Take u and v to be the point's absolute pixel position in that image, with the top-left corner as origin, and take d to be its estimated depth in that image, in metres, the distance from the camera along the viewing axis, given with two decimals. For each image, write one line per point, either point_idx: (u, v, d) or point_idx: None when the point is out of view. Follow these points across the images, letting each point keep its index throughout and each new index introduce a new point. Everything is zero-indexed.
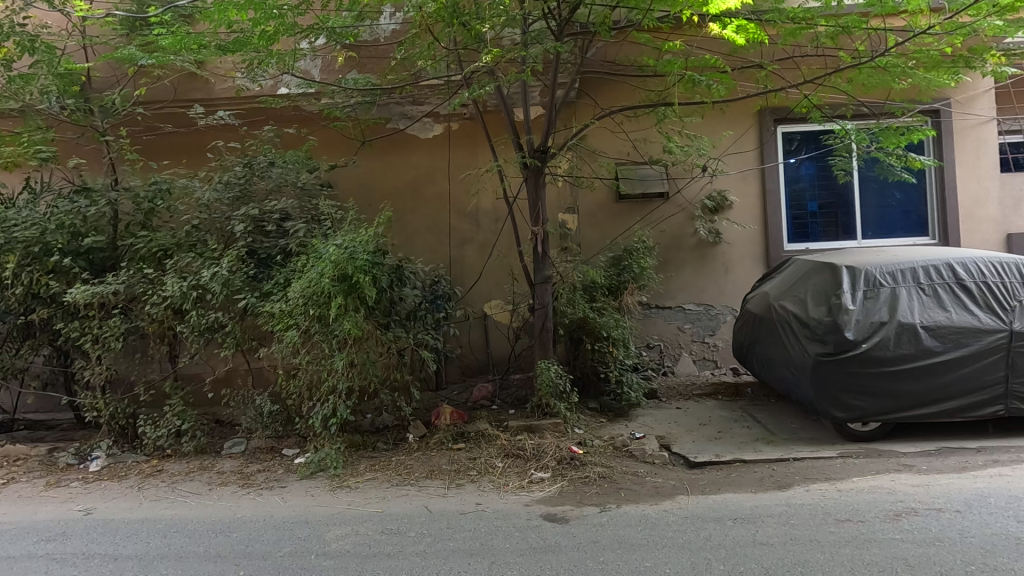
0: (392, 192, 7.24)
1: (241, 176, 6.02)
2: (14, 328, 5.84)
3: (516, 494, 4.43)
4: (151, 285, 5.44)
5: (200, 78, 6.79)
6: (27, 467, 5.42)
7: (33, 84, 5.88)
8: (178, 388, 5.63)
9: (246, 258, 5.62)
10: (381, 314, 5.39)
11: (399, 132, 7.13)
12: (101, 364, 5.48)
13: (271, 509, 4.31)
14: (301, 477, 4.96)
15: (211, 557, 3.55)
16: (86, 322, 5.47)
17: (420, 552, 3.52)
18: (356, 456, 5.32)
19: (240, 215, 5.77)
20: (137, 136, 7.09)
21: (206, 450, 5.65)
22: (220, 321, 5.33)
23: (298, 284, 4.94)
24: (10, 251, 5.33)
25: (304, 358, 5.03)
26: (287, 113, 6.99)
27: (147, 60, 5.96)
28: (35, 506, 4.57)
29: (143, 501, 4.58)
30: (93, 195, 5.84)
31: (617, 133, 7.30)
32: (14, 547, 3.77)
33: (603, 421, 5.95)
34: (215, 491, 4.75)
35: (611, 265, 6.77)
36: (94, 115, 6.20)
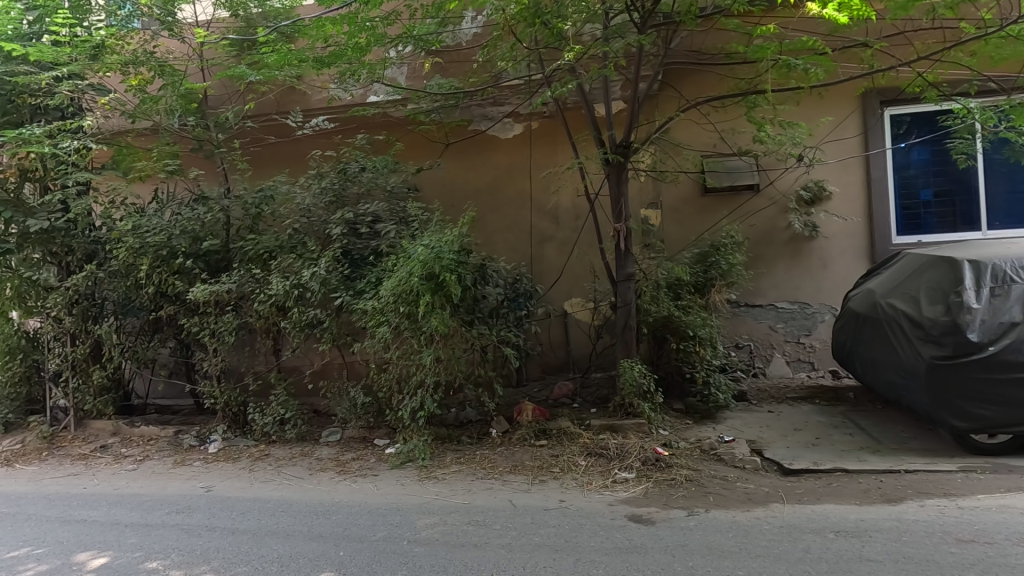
0: (474, 193, 7.41)
1: (335, 181, 6.40)
2: (146, 323, 6.58)
3: (600, 493, 4.40)
4: (258, 284, 5.92)
5: (299, 91, 7.32)
6: (158, 446, 6.09)
7: (160, 104, 6.56)
8: (281, 379, 6.10)
9: (341, 259, 5.97)
10: (465, 311, 5.53)
11: (480, 133, 7.29)
12: (217, 356, 6.07)
13: (366, 496, 4.57)
14: (391, 467, 5.21)
15: (315, 536, 3.82)
16: (205, 318, 6.06)
17: (506, 545, 3.59)
18: (442, 448, 5.53)
19: (336, 218, 6.13)
20: (246, 148, 7.74)
21: (306, 438, 6.08)
22: (319, 317, 5.71)
23: (389, 282, 5.18)
24: (143, 254, 6.02)
25: (394, 353, 5.29)
26: (377, 120, 7.37)
27: (255, 77, 6.51)
28: (166, 481, 5.14)
29: (254, 482, 5.02)
30: (210, 203, 6.46)
31: (703, 125, 7.03)
32: (151, 516, 4.26)
33: (689, 422, 5.78)
34: (315, 476, 5.11)
35: (697, 261, 6.53)
36: (211, 130, 6.86)
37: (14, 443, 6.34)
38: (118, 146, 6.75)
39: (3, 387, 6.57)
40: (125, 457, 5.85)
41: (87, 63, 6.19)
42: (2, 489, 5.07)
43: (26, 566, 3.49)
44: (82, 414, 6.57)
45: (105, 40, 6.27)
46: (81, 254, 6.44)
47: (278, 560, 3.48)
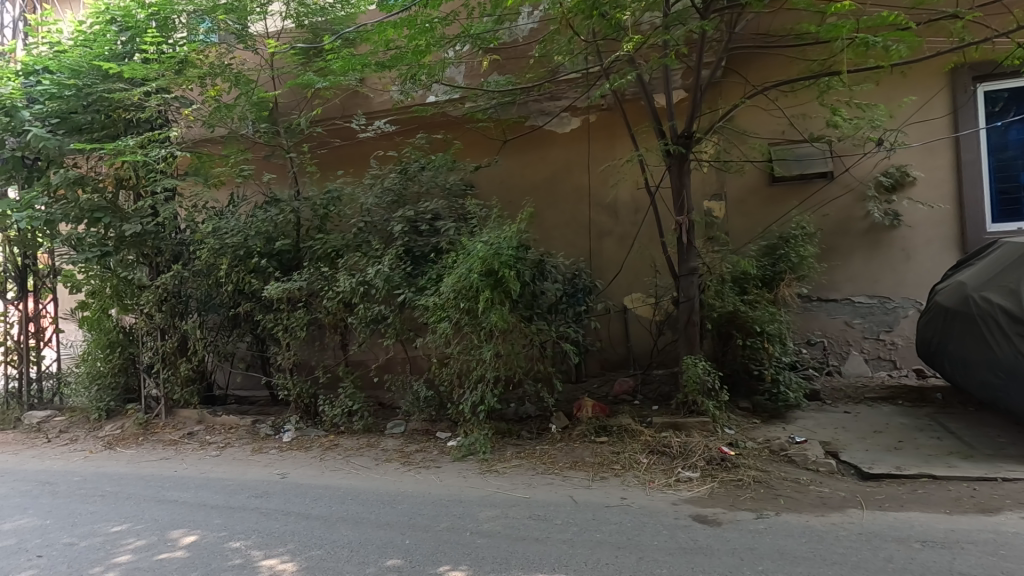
0: (532, 189, 7.41)
1: (396, 181, 6.58)
2: (225, 319, 7.02)
3: (663, 493, 4.31)
4: (327, 281, 6.20)
5: (363, 94, 7.52)
6: (238, 434, 6.51)
7: (234, 112, 6.93)
8: (349, 372, 6.37)
9: (404, 256, 6.13)
10: (524, 307, 5.56)
11: (538, 129, 7.29)
12: (290, 350, 6.41)
13: (429, 487, 4.69)
14: (453, 459, 5.33)
15: (382, 524, 3.97)
16: (279, 314, 6.42)
17: (567, 540, 3.59)
18: (502, 442, 5.59)
19: (398, 217, 6.30)
20: (314, 152, 8.10)
21: (372, 429, 6.32)
22: (383, 313, 5.91)
23: (450, 279, 5.27)
24: (223, 254, 6.44)
25: (455, 348, 5.40)
26: (437, 120, 7.51)
27: (323, 84, 6.79)
28: (245, 467, 5.48)
29: (325, 470, 5.27)
30: (282, 205, 6.79)
31: (770, 111, 6.71)
32: (233, 499, 4.56)
33: (757, 422, 5.57)
34: (381, 466, 5.30)
35: (765, 254, 6.26)
36: (281, 135, 7.20)
37: (115, 428, 6.95)
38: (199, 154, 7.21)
39: (105, 377, 7.22)
40: (209, 444, 6.29)
41: (173, 77, 6.63)
42: (105, 469, 5.57)
43: (127, 540, 3.82)
44: (171, 403, 7.11)
45: (189, 55, 6.76)
46: (169, 255, 6.96)
47: (348, 545, 3.64)
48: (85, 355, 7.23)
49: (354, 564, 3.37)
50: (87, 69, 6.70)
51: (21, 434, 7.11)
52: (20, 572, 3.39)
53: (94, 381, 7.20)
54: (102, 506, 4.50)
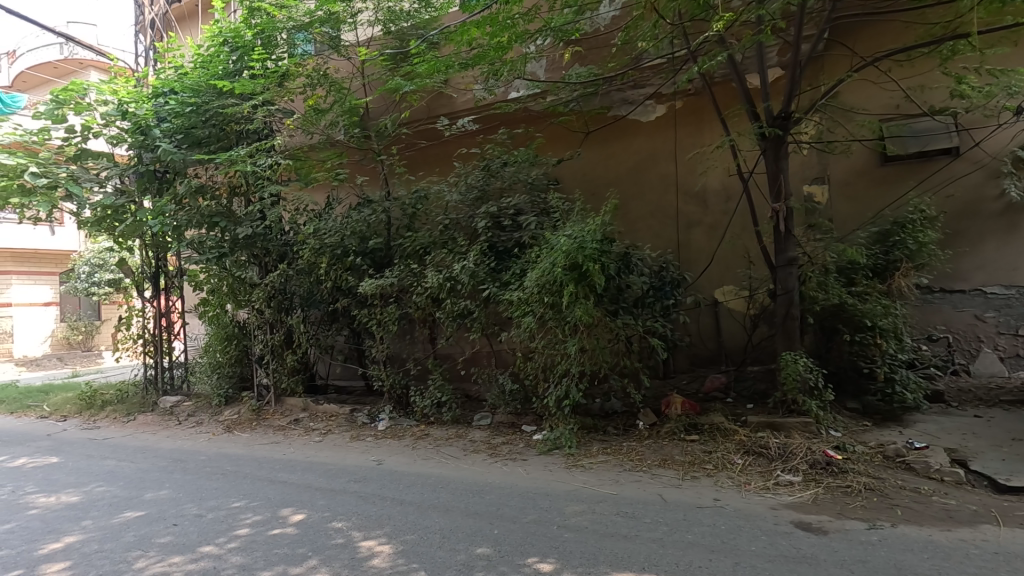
0: (615, 180, 7.25)
1: (479, 178, 6.67)
2: (325, 314, 7.53)
3: (760, 496, 4.08)
4: (416, 277, 6.46)
5: (447, 95, 7.68)
6: (338, 422, 6.95)
7: (324, 116, 7.35)
8: (438, 365, 6.62)
9: (488, 252, 6.23)
10: (609, 302, 5.46)
11: (621, 119, 7.11)
12: (383, 343, 6.75)
13: (516, 479, 4.76)
14: (539, 453, 5.38)
15: (472, 513, 4.08)
16: (373, 309, 6.77)
17: (657, 539, 3.50)
18: (588, 437, 5.56)
19: (482, 213, 6.41)
20: (403, 153, 8.46)
21: (460, 421, 6.52)
22: (469, 308, 6.05)
23: (534, 273, 5.29)
24: (322, 253, 6.89)
25: (539, 342, 5.43)
26: (518, 116, 7.55)
27: (410, 87, 7.03)
28: (345, 453, 5.84)
29: (417, 459, 5.51)
30: (374, 205, 7.12)
31: (882, 84, 6.12)
32: (335, 483, 4.88)
33: (867, 425, 5.12)
34: (470, 457, 5.45)
35: (876, 242, 5.72)
36: (371, 139, 7.51)
37: (233, 413, 7.68)
38: (302, 161, 7.70)
39: (224, 366, 7.99)
40: (313, 430, 6.78)
41: (277, 90, 7.25)
42: (226, 450, 6.17)
43: (245, 515, 4.20)
44: (279, 391, 7.74)
45: (291, 68, 7.33)
46: (276, 256, 7.56)
47: (439, 532, 3.77)
48: (208, 346, 8.05)
49: (446, 550, 3.49)
50: (206, 88, 7.44)
51: (158, 416, 8.05)
52: (159, 537, 3.84)
53: (215, 370, 8.02)
54: (224, 483, 5.00)
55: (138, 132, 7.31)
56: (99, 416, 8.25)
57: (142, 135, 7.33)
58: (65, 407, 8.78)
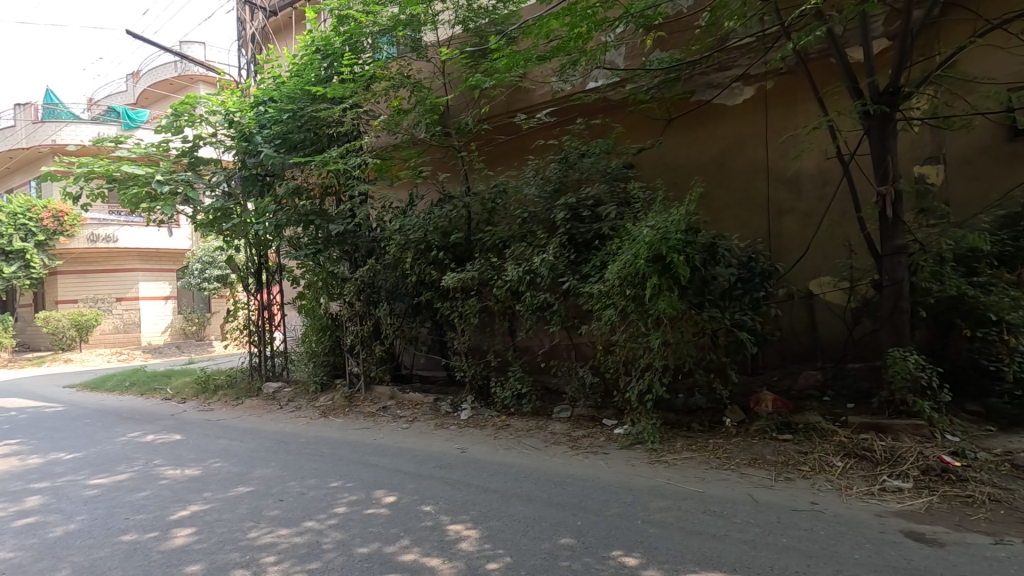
0: (699, 168, 6.98)
1: (557, 171, 6.63)
2: (410, 307, 7.87)
3: (864, 501, 3.81)
4: (496, 271, 6.58)
5: (525, 88, 7.68)
6: (423, 410, 7.24)
7: (408, 117, 7.52)
8: (518, 357, 6.72)
9: (567, 244, 6.22)
10: (694, 294, 5.28)
11: (706, 104, 6.82)
12: (465, 335, 6.95)
13: (598, 472, 4.74)
14: (621, 447, 5.32)
15: (555, 503, 4.12)
16: (455, 301, 6.98)
17: (748, 540, 3.37)
18: (671, 433, 5.44)
19: (560, 205, 6.37)
20: (483, 149, 8.59)
21: (540, 413, 6.59)
22: (549, 301, 6.09)
23: (615, 265, 5.22)
24: (407, 249, 7.19)
25: (621, 336, 5.37)
26: (596, 106, 7.44)
27: (490, 83, 7.10)
28: (431, 440, 6.09)
29: (499, 448, 5.63)
30: (455, 201, 7.29)
31: (1011, 49, 5.45)
32: (422, 468, 5.10)
33: (991, 430, 4.63)
34: (551, 448, 5.49)
35: (1002, 227, 5.13)
36: (452, 137, 7.67)
37: (328, 399, 8.20)
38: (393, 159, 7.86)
39: (319, 356, 8.56)
40: (400, 417, 7.10)
41: (364, 93, 7.60)
42: (323, 434, 6.62)
43: (342, 495, 4.48)
44: (369, 379, 8.18)
45: (376, 72, 7.65)
46: (364, 251, 7.98)
47: (523, 520, 3.84)
48: (305, 336, 8.65)
49: (530, 538, 3.55)
50: (300, 95, 7.92)
51: (262, 400, 8.76)
52: (269, 511, 4.18)
53: (311, 359, 8.60)
54: (322, 464, 5.36)
55: (243, 140, 8.04)
56: (213, 399, 9.10)
57: (246, 142, 8.08)
58: (185, 390, 9.77)
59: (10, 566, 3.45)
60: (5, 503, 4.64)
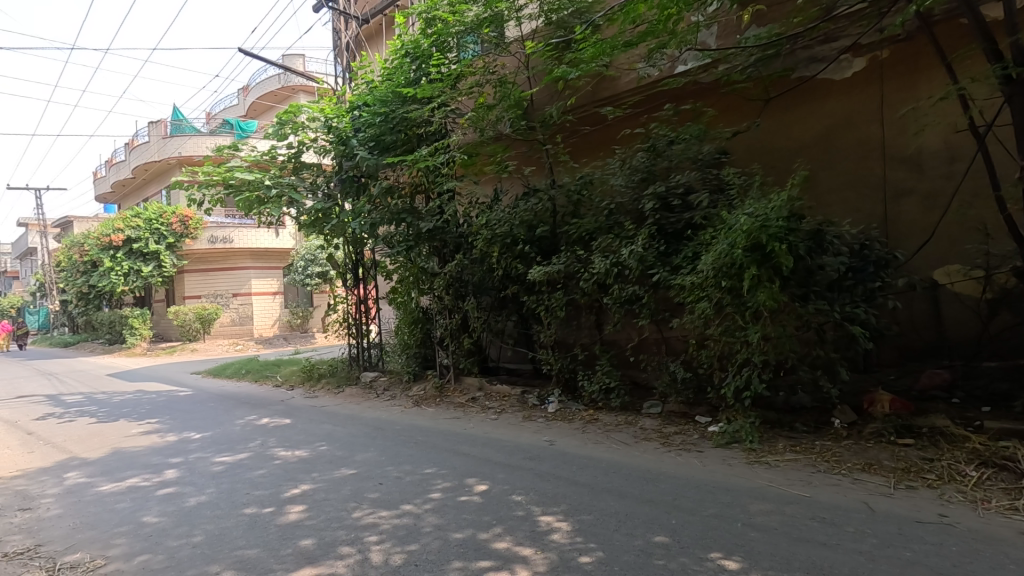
0: (802, 150, 6.49)
1: (644, 159, 6.42)
2: (496, 300, 8.00)
3: (1005, 517, 3.38)
4: (582, 264, 6.53)
5: (610, 76, 7.50)
6: (511, 402, 7.34)
7: (492, 112, 7.62)
8: (605, 351, 6.63)
9: (657, 235, 6.02)
10: (797, 285, 4.92)
11: (809, 80, 6.31)
12: (551, 328, 6.97)
13: (692, 470, 4.58)
14: (716, 445, 5.09)
15: (647, 500, 4.02)
16: (541, 295, 7.00)
17: (864, 552, 3.10)
18: (772, 433, 5.14)
19: (649, 194, 6.17)
20: (567, 141, 8.52)
21: (629, 407, 6.47)
22: (637, 294, 5.94)
23: (709, 255, 4.98)
24: (494, 243, 7.30)
25: (716, 329, 5.14)
26: (685, 90, 7.12)
27: (575, 74, 7.01)
28: (519, 431, 6.16)
29: (587, 442, 5.59)
30: (540, 194, 7.29)
31: None
32: (512, 459, 5.17)
33: None
34: (641, 444, 5.37)
35: None
36: (536, 130, 7.66)
37: (420, 389, 8.55)
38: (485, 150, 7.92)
39: (412, 347, 8.95)
40: (489, 408, 7.26)
41: (452, 91, 7.82)
42: (417, 422, 6.92)
43: (437, 481, 4.66)
44: (458, 371, 8.44)
45: (462, 70, 7.82)
46: (452, 246, 8.20)
47: (615, 515, 3.78)
48: (398, 329, 9.07)
49: (622, 534, 3.49)
50: (392, 97, 8.28)
51: (361, 389, 9.29)
52: (370, 493, 4.43)
53: (405, 350, 9.01)
54: (417, 451, 5.60)
55: (340, 143, 8.52)
56: (317, 387, 9.79)
57: (343, 145, 8.57)
58: (292, 378, 10.59)
59: (155, 529, 3.91)
60: (149, 474, 5.26)
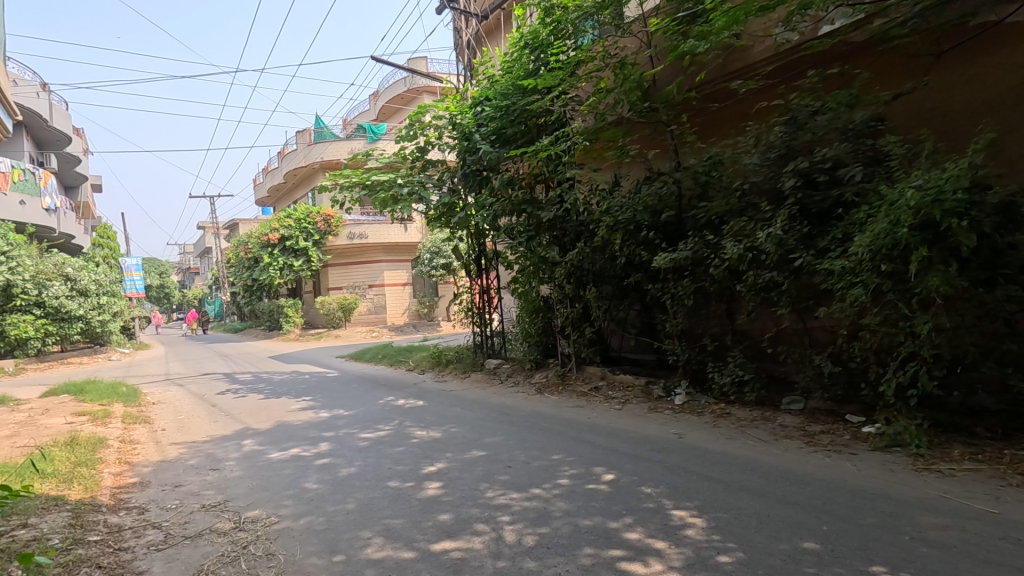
0: (985, 109, 5.55)
1: (782, 134, 5.86)
2: (616, 289, 7.92)
3: None
4: (712, 249, 6.15)
5: (742, 47, 6.98)
6: (635, 393, 7.19)
7: (610, 95, 7.41)
8: (738, 342, 6.23)
9: (798, 216, 5.51)
10: (980, 268, 4.22)
11: (995, 25, 5.37)
12: (678, 318, 6.70)
13: (845, 473, 4.14)
14: (873, 448, 4.57)
15: (791, 503, 3.71)
16: (666, 282, 6.74)
17: None
18: (944, 438, 4.50)
19: (789, 171, 5.63)
20: (694, 121, 8.11)
21: (766, 403, 6.04)
22: (776, 281, 5.49)
23: (865, 236, 4.44)
24: (616, 230, 7.15)
25: (873, 319, 4.59)
26: (833, 52, 6.40)
27: (704, 47, 6.55)
28: (645, 422, 6.02)
29: (720, 437, 5.30)
30: (664, 177, 6.97)
31: None
32: (639, 450, 5.06)
33: None
34: (782, 442, 4.98)
35: None
36: (659, 111, 7.27)
37: (542, 376, 8.69)
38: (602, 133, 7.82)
39: (533, 336, 9.12)
40: (612, 398, 7.17)
41: (573, 79, 7.71)
42: (540, 409, 7.04)
43: (564, 467, 4.70)
44: (580, 359, 8.45)
45: (581, 57, 7.67)
46: (573, 235, 8.18)
47: (755, 516, 3.55)
48: (520, 318, 9.30)
49: (765, 537, 3.26)
50: (512, 90, 8.42)
51: (485, 375, 9.67)
52: (500, 475, 4.59)
53: (527, 339, 9.22)
54: (542, 437, 5.70)
55: (464, 139, 8.84)
56: (446, 372, 10.34)
57: (467, 141, 8.88)
58: (422, 363, 11.30)
59: (316, 495, 4.39)
60: (308, 445, 5.92)
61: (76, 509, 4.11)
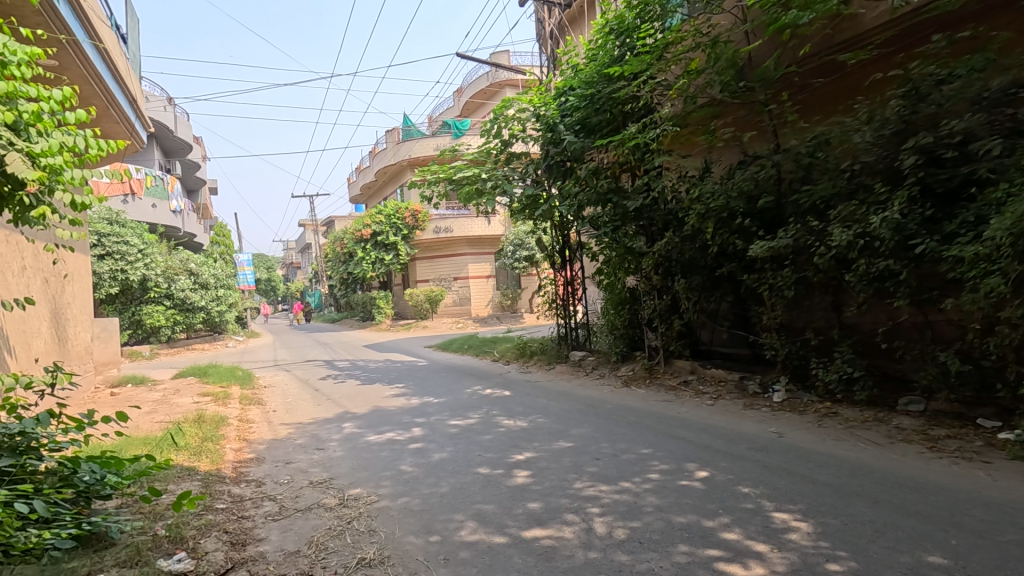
0: None
1: (900, 107, 5.28)
2: (708, 280, 7.53)
3: None
4: (817, 236, 5.70)
5: (852, 14, 6.37)
6: (728, 388, 6.86)
7: (702, 76, 7.12)
8: (846, 337, 5.75)
9: (920, 198, 4.97)
10: None
11: None
12: (777, 310, 6.30)
13: (977, 484, 3.71)
14: (1012, 457, 4.06)
15: (912, 513, 3.39)
16: (764, 273, 6.35)
17: None
18: None
19: (909, 147, 5.07)
20: (794, 99, 7.52)
21: (879, 403, 5.54)
22: (892, 269, 5.00)
23: (1004, 217, 3.93)
24: (708, 218, 6.82)
25: (1013, 311, 4.05)
26: (963, 11, 5.68)
27: (808, 17, 6.07)
28: (740, 419, 5.74)
29: (826, 438, 4.94)
30: (762, 160, 6.55)
31: None
32: (734, 448, 4.84)
33: None
34: (899, 446, 4.55)
35: None
36: (756, 90, 6.82)
37: (629, 370, 8.53)
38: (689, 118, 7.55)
39: (619, 328, 8.97)
40: (704, 393, 6.90)
41: (661, 63, 7.46)
42: (627, 402, 6.92)
43: (654, 462, 4.59)
44: (668, 353, 8.20)
45: (668, 39, 7.40)
46: (660, 224, 7.92)
47: (870, 524, 3.28)
48: (606, 309, 9.17)
49: (882, 547, 3.00)
50: (597, 78, 8.27)
51: (570, 367, 9.64)
52: (588, 467, 4.57)
53: (612, 331, 9.08)
54: (630, 431, 5.61)
55: (548, 131, 8.83)
56: (530, 363, 10.44)
57: (551, 132, 8.87)
58: (507, 354, 11.47)
59: (411, 477, 4.60)
60: (402, 430, 6.22)
61: (205, 479, 4.59)
